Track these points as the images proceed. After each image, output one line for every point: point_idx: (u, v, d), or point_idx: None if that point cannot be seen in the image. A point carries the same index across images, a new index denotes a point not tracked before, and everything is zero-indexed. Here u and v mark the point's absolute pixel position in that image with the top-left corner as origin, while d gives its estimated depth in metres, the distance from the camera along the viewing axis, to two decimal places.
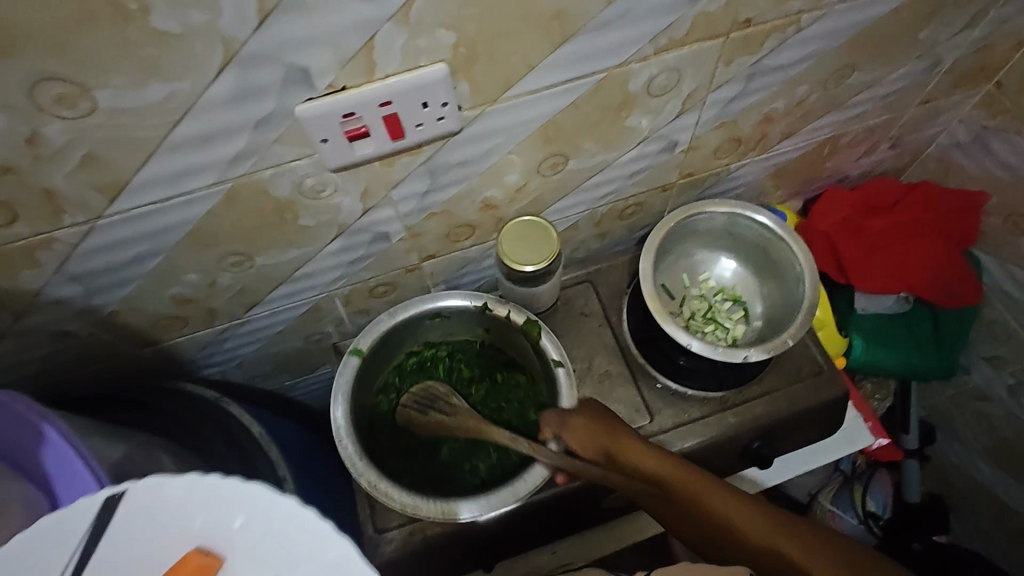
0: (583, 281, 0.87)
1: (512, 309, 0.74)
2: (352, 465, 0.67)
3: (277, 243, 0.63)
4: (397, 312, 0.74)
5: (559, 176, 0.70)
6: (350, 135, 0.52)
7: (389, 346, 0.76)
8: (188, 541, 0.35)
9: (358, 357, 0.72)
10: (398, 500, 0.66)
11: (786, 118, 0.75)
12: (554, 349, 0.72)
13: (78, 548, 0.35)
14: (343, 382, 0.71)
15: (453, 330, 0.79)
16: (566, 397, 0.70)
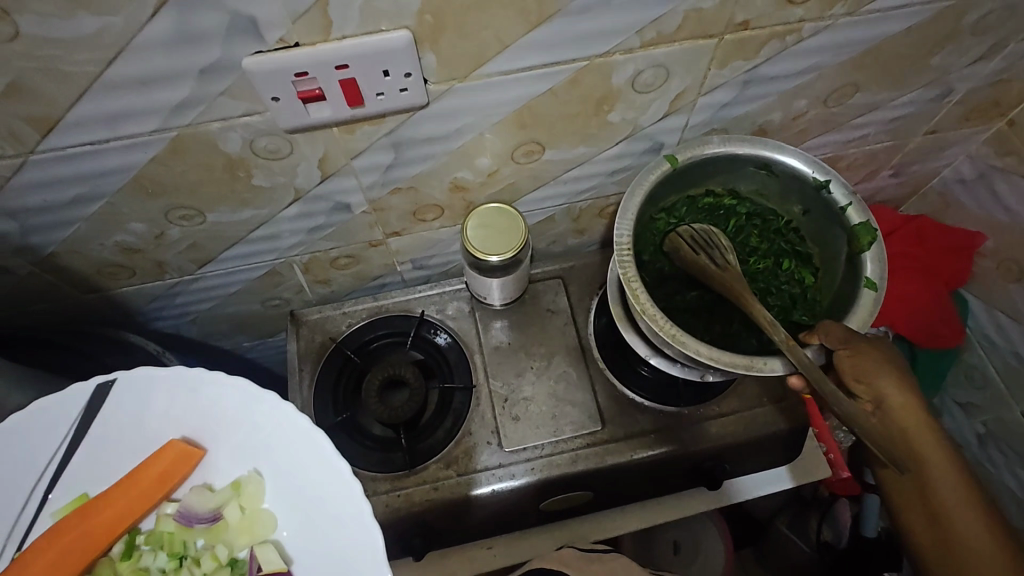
0: (554, 276, 0.84)
1: (854, 204, 0.62)
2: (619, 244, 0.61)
3: (229, 201, 0.60)
4: (718, 145, 0.64)
5: (534, 165, 0.67)
6: (304, 97, 0.49)
7: (704, 169, 0.66)
8: (173, 429, 0.47)
9: (671, 164, 0.64)
10: (670, 330, 0.59)
11: (781, 132, 0.72)
12: (875, 270, 0.60)
13: (72, 430, 0.46)
14: (647, 176, 0.64)
15: (767, 191, 0.68)
16: (856, 321, 0.60)
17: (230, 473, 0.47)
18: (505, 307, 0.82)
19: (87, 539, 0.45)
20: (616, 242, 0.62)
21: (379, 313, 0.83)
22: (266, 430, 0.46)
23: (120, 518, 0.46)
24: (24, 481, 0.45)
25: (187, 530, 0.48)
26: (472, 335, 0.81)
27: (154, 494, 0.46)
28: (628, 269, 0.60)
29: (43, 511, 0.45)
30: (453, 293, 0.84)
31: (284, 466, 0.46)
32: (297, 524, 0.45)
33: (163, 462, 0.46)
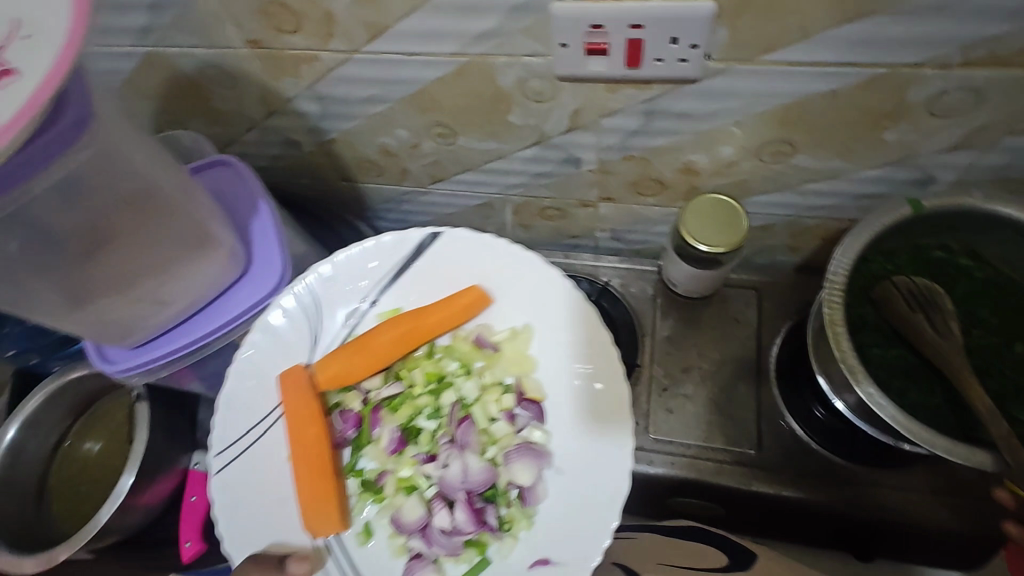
0: (748, 288, 0.81)
1: None
2: (831, 280, 0.55)
3: (481, 130, 0.66)
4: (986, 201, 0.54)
5: (778, 167, 0.64)
6: (589, 49, 0.51)
7: (949, 221, 0.57)
8: (471, 279, 0.59)
9: (913, 210, 0.56)
10: (866, 386, 0.52)
11: None
12: None
13: (406, 257, 0.60)
14: (883, 218, 0.57)
15: (1020, 262, 0.57)
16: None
17: (509, 321, 0.58)
18: (689, 302, 0.80)
19: (404, 339, 0.57)
20: (824, 275, 0.56)
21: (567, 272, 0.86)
22: (546, 296, 0.57)
23: (431, 327, 0.57)
24: (367, 285, 0.59)
25: (472, 353, 0.58)
26: (647, 317, 0.81)
27: (457, 317, 0.57)
28: (836, 309, 0.54)
29: (372, 311, 0.59)
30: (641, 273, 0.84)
31: (556, 326, 0.57)
32: (555, 373, 0.55)
33: (469, 296, 0.57)
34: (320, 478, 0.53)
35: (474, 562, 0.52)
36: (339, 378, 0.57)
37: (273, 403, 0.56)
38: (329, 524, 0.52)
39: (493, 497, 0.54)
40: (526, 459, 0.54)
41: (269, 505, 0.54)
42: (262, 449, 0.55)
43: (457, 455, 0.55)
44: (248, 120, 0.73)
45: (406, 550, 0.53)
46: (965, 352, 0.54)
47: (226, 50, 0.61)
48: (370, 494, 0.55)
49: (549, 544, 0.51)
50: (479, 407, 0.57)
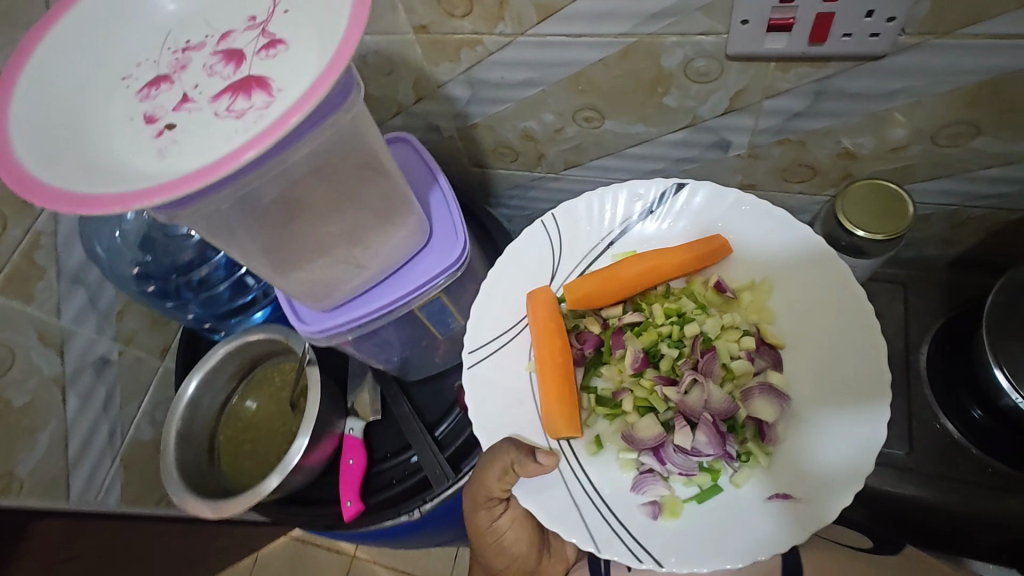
0: (892, 281, 0.77)
1: None
2: None
3: (631, 113, 0.67)
4: None
5: (953, 150, 0.60)
6: (772, 25, 0.51)
7: None
8: (713, 228, 0.61)
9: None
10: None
11: None
12: None
13: (649, 204, 0.62)
14: None
15: None
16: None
17: (748, 272, 0.59)
18: None
19: (644, 275, 0.60)
20: None
21: None
22: (791, 250, 0.58)
23: (672, 268, 0.59)
24: (606, 227, 0.63)
25: (711, 297, 0.60)
26: None
27: (697, 259, 0.59)
28: None
29: (610, 251, 0.63)
30: None
31: (803, 278, 0.57)
32: (797, 321, 0.56)
33: (711, 243, 0.59)
34: (561, 386, 0.56)
35: (704, 488, 0.53)
36: (585, 304, 0.61)
37: (520, 316, 0.61)
38: (568, 426, 0.55)
39: (732, 427, 0.55)
40: (773, 396, 0.54)
41: (509, 401, 0.57)
42: (507, 355, 0.60)
43: (700, 385, 0.56)
44: (397, 105, 0.76)
45: (636, 466, 0.54)
46: None
47: (393, 35, 0.64)
48: (605, 409, 0.58)
49: (793, 480, 0.51)
50: (720, 344, 0.57)
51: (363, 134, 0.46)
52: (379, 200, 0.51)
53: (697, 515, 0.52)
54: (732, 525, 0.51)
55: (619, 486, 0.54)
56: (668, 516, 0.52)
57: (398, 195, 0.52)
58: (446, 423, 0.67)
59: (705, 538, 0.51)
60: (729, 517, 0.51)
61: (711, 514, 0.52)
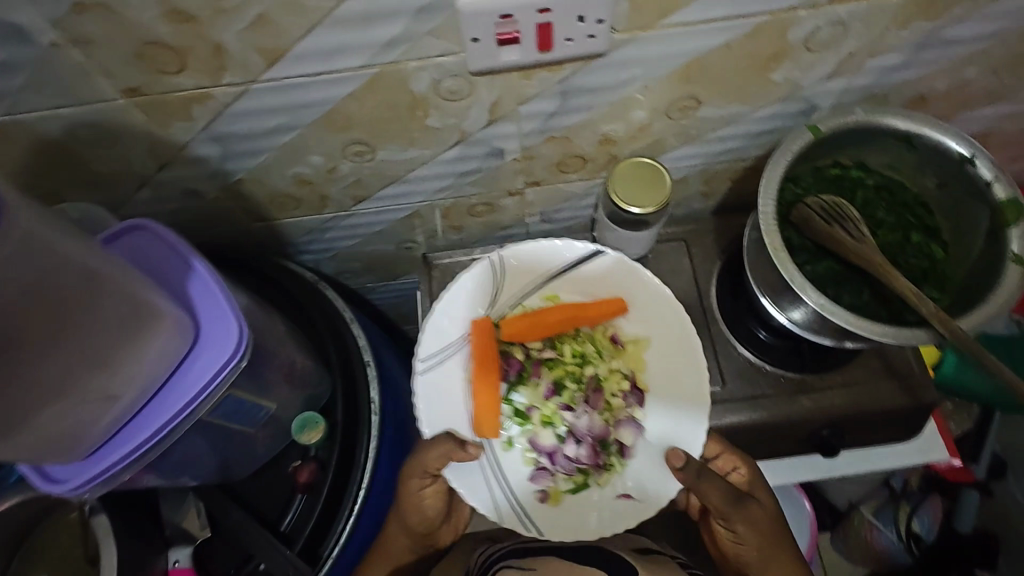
0: (677, 239, 0.85)
1: (1001, 180, 0.59)
2: (763, 213, 0.62)
3: (400, 140, 0.65)
4: (868, 114, 0.63)
5: (686, 122, 0.68)
6: (500, 39, 0.52)
7: (839, 141, 0.66)
8: (616, 291, 0.72)
9: (813, 135, 0.64)
10: (816, 298, 0.59)
11: (940, 102, 0.70)
12: (1019, 246, 0.58)
13: (568, 260, 0.71)
14: (790, 149, 0.64)
15: (902, 164, 0.67)
16: (1002, 297, 0.57)
17: (636, 330, 0.72)
18: None
19: (555, 325, 0.70)
20: (756, 210, 0.63)
21: None
22: (668, 316, 0.70)
23: (563, 322, 0.70)
24: (546, 275, 0.72)
25: (607, 345, 0.72)
26: None
27: (596, 317, 0.71)
28: (775, 237, 0.61)
29: (537, 292, 0.72)
30: None
31: (675, 339, 0.70)
32: (663, 361, 0.70)
33: (606, 305, 0.71)
34: (485, 402, 0.67)
35: (579, 484, 0.68)
36: (519, 338, 0.70)
37: (463, 336, 0.70)
38: (487, 433, 0.66)
39: (606, 448, 0.69)
40: (636, 428, 0.69)
41: (437, 400, 0.68)
42: (445, 366, 0.69)
43: (586, 412, 0.70)
44: (138, 178, 0.66)
45: (534, 463, 0.68)
46: (880, 250, 0.62)
47: (100, 104, 0.55)
48: (515, 420, 0.70)
49: (636, 484, 0.67)
50: (607, 383, 0.71)
51: (56, 246, 0.41)
52: (123, 308, 0.44)
53: (572, 504, 0.67)
54: (593, 515, 0.66)
55: (518, 478, 0.68)
56: (552, 502, 0.67)
57: (131, 295, 0.45)
58: (291, 513, 0.63)
59: (576, 521, 0.66)
60: (590, 506, 0.67)
61: (579, 505, 0.67)
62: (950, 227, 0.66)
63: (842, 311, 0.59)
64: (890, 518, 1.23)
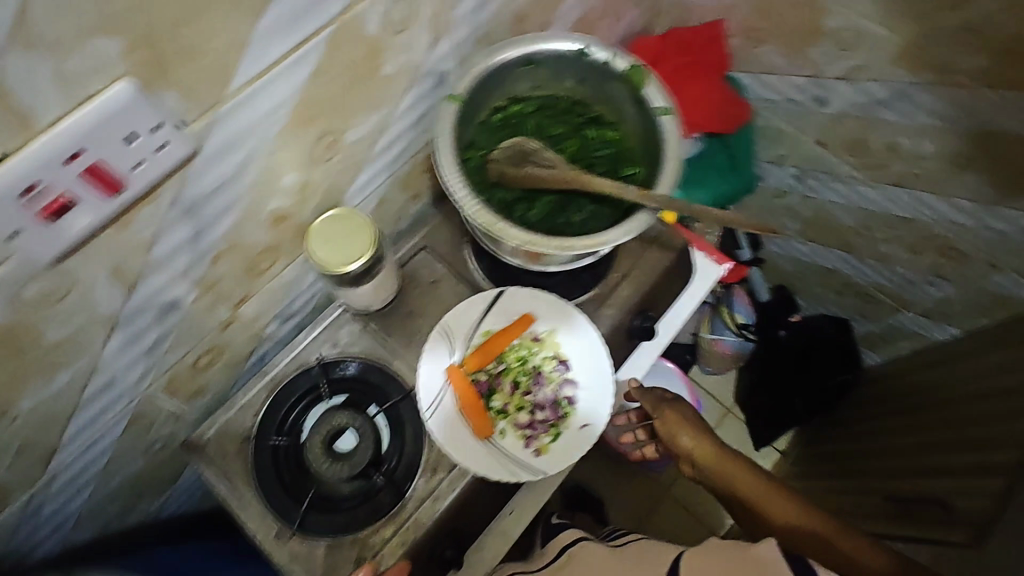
0: (419, 250, 0.81)
1: (614, 54, 0.64)
2: (461, 199, 0.59)
3: (33, 376, 0.49)
4: (484, 59, 0.63)
5: (341, 155, 0.62)
6: (48, 214, 0.39)
7: (480, 93, 0.65)
8: (520, 307, 0.76)
9: (457, 103, 0.62)
10: (555, 243, 0.60)
11: (535, 12, 0.73)
12: (657, 97, 0.64)
13: (492, 297, 0.76)
14: (445, 125, 0.61)
15: (541, 81, 0.69)
16: (674, 148, 0.63)
17: (545, 328, 0.76)
18: (395, 303, 0.78)
19: (492, 348, 0.74)
20: (454, 200, 0.60)
21: (283, 380, 0.76)
22: (555, 312, 0.76)
23: (499, 344, 0.74)
24: (473, 315, 0.76)
25: (530, 343, 0.76)
26: (379, 345, 0.77)
27: (512, 334, 0.75)
28: (484, 213, 0.60)
29: (477, 330, 0.75)
30: (336, 321, 0.78)
31: (566, 320, 0.76)
32: (571, 334, 0.76)
33: (519, 325, 0.75)
34: (475, 411, 0.72)
35: (558, 433, 0.72)
36: (476, 366, 0.74)
37: (439, 377, 0.73)
38: (480, 432, 0.71)
39: (557, 402, 0.73)
40: (574, 382, 0.74)
41: (442, 431, 0.71)
42: (440, 404, 0.72)
43: (539, 386, 0.74)
44: None
45: (522, 435, 0.72)
46: (571, 165, 0.64)
47: None
48: (500, 418, 0.73)
49: (594, 412, 0.73)
50: (545, 364, 0.75)
51: None
52: None
53: (558, 446, 0.71)
54: (572, 445, 0.71)
55: (513, 451, 0.71)
56: (545, 453, 0.71)
57: None
58: None
59: (565, 453, 0.71)
60: (570, 449, 0.71)
61: (564, 448, 0.71)
62: (607, 110, 0.71)
63: (578, 236, 0.60)
64: (721, 325, 1.44)
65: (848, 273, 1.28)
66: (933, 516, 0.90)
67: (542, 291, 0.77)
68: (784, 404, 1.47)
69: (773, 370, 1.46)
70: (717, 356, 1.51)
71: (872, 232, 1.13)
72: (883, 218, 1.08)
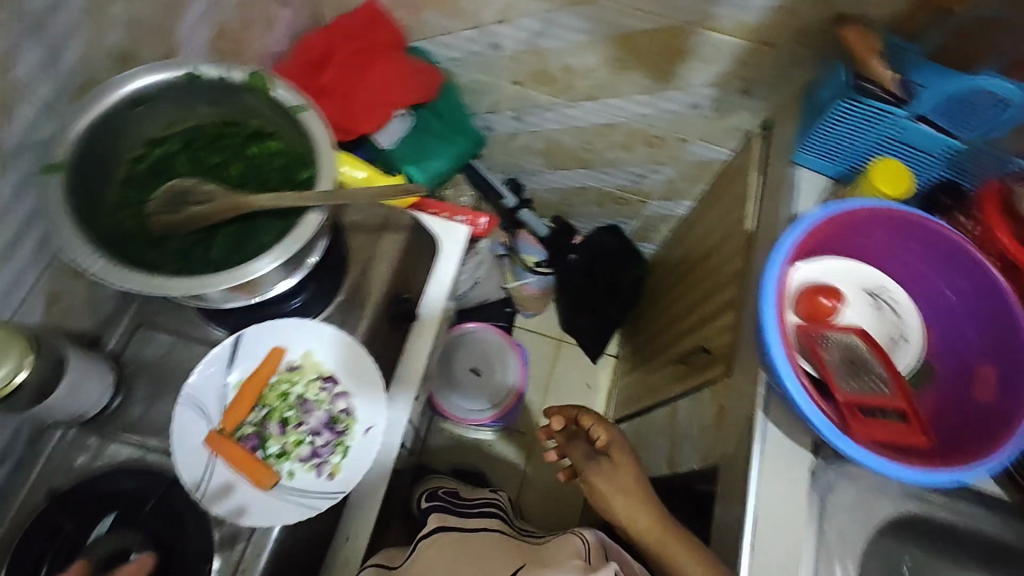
0: (135, 330, 0.73)
1: (226, 68, 0.61)
2: (103, 269, 0.53)
3: None
4: (78, 116, 0.57)
5: None
6: None
7: (97, 151, 0.59)
8: (265, 344, 0.73)
9: (62, 170, 0.55)
10: (229, 274, 0.56)
11: (143, 45, 0.67)
12: (288, 96, 0.62)
13: (230, 346, 0.72)
14: (56, 200, 0.54)
15: (172, 117, 0.65)
16: (323, 140, 0.62)
17: (299, 354, 0.73)
18: (124, 395, 0.70)
19: (247, 398, 0.70)
20: (95, 273, 0.54)
21: (22, 530, 0.65)
22: (304, 335, 0.74)
23: (253, 391, 0.71)
24: (216, 373, 0.71)
25: (289, 375, 0.73)
26: (125, 447, 0.69)
27: (263, 375, 0.71)
28: (135, 274, 0.54)
29: (227, 385, 0.71)
30: (64, 443, 0.68)
31: (317, 338, 0.74)
32: (326, 349, 0.74)
33: (268, 363, 0.72)
34: (252, 465, 0.68)
35: (345, 448, 0.71)
36: (236, 421, 0.69)
37: (201, 451, 0.68)
38: (263, 484, 0.67)
39: (334, 419, 0.72)
40: (345, 394, 0.73)
41: (224, 504, 0.66)
42: (211, 477, 0.67)
43: (310, 412, 0.72)
44: None
45: (310, 466, 0.69)
46: (228, 191, 0.61)
47: None
48: (281, 461, 0.70)
49: (373, 415, 0.72)
50: (311, 389, 0.73)
51: None
52: None
53: (349, 460, 0.70)
54: (363, 454, 0.70)
55: (306, 486, 0.69)
56: (337, 474, 0.69)
57: None
58: None
59: (358, 463, 0.70)
60: (361, 459, 0.70)
61: (355, 461, 0.70)
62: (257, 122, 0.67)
63: (257, 260, 0.57)
64: (522, 270, 1.51)
65: (598, 186, 1.40)
66: (698, 356, 1.04)
67: (283, 319, 0.74)
68: (600, 314, 1.59)
69: (580, 290, 1.57)
70: (531, 299, 1.60)
71: (594, 145, 1.24)
72: (593, 130, 1.19)
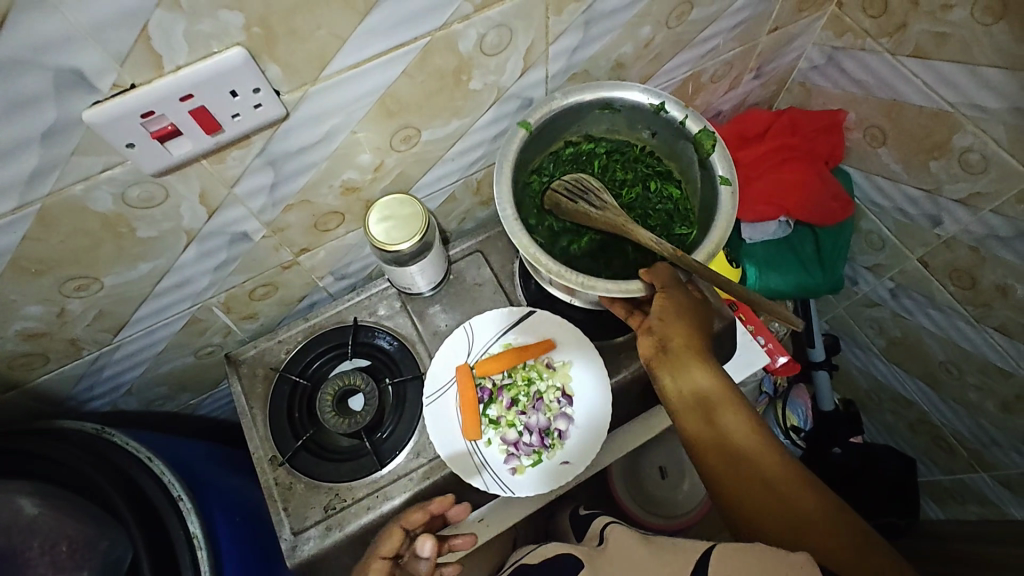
0: (472, 252, 0.86)
1: (690, 115, 0.66)
2: (506, 219, 0.64)
3: (121, 260, 0.60)
4: (564, 97, 0.66)
5: (417, 150, 0.69)
6: (158, 136, 0.49)
7: (555, 126, 0.69)
8: (541, 333, 0.79)
9: (526, 130, 0.66)
10: (578, 279, 0.63)
11: (638, 62, 0.76)
12: (723, 165, 0.65)
13: (517, 316, 0.79)
14: (509, 149, 0.66)
15: (618, 127, 0.72)
16: (725, 217, 0.63)
17: (560, 359, 0.78)
18: (435, 292, 0.84)
19: (498, 364, 0.77)
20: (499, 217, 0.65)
21: (323, 330, 0.84)
22: (576, 347, 0.78)
23: (507, 362, 0.77)
24: (497, 325, 0.79)
25: (542, 368, 0.78)
26: (410, 328, 0.84)
27: (524, 355, 0.77)
28: (522, 238, 0.64)
29: (497, 340, 0.79)
30: (382, 293, 0.85)
31: (582, 358, 0.77)
32: (582, 372, 0.77)
33: (534, 349, 0.77)
34: (470, 410, 0.75)
35: (537, 459, 0.74)
36: (484, 373, 0.77)
37: (449, 374, 0.77)
38: (469, 433, 0.74)
39: (548, 433, 0.75)
40: (567, 418, 0.75)
41: (438, 425, 0.75)
42: (443, 397, 0.76)
43: (535, 410, 0.77)
44: None
45: (504, 449, 0.75)
46: (622, 212, 0.66)
47: None
48: (490, 427, 0.76)
49: (575, 454, 0.74)
50: (547, 391, 0.77)
51: None
52: None
53: (534, 470, 0.74)
54: (547, 476, 0.73)
55: (495, 462, 0.74)
56: (519, 474, 0.73)
57: None
58: None
59: (540, 479, 0.73)
60: (544, 479, 0.73)
61: (538, 477, 0.73)
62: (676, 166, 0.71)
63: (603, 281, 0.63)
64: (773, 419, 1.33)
65: (925, 409, 1.15)
66: None
67: (568, 322, 0.79)
68: None
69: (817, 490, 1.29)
70: None
71: (961, 374, 1.02)
72: (976, 361, 0.97)
